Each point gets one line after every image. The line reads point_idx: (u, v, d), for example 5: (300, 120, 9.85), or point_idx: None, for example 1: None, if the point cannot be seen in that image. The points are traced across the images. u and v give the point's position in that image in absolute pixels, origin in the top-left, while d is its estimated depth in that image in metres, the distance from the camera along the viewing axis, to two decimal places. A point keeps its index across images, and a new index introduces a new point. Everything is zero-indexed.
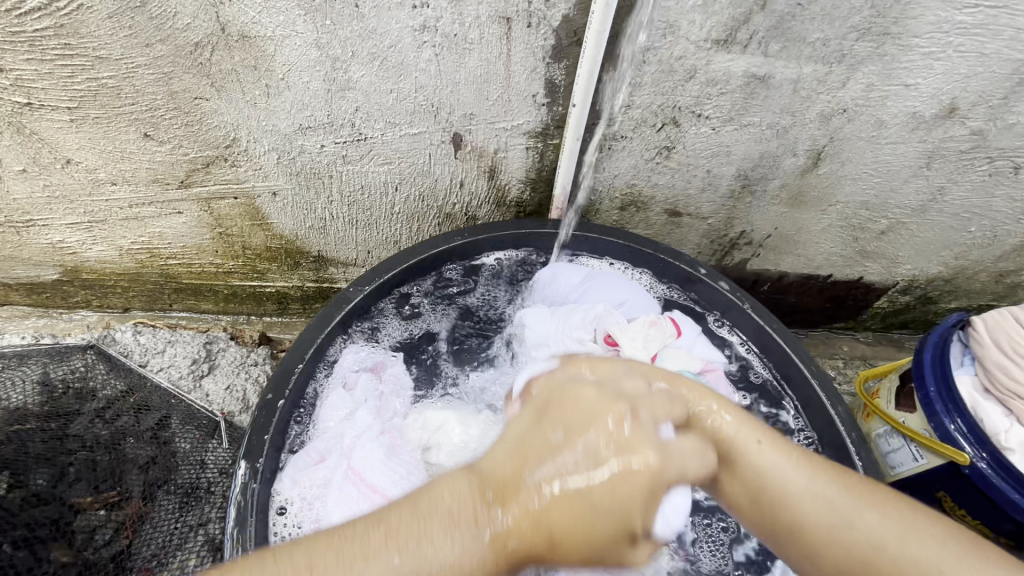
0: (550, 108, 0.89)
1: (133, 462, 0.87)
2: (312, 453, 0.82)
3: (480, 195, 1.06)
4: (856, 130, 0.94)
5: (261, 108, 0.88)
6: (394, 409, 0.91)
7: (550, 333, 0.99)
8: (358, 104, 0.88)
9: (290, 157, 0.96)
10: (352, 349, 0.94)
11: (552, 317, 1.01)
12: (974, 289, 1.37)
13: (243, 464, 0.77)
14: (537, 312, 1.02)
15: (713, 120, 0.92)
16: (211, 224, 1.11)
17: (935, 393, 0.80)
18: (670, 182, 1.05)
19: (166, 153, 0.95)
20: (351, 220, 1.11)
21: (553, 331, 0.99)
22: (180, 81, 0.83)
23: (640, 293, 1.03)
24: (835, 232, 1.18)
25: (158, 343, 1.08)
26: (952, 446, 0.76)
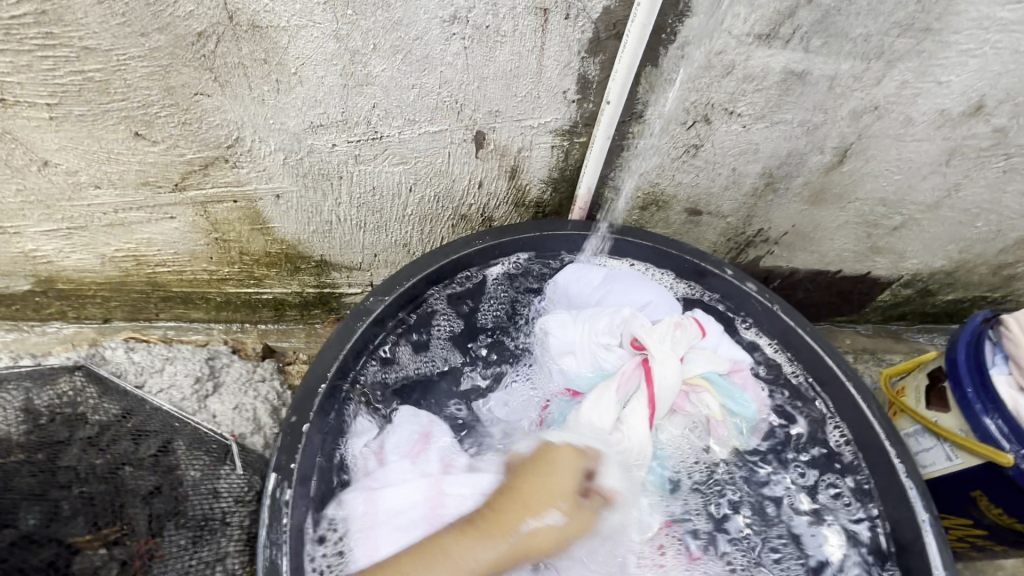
0: (580, 105, 0.84)
1: (134, 493, 0.80)
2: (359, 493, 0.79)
3: (499, 196, 1.00)
4: (884, 127, 0.93)
5: (269, 104, 0.80)
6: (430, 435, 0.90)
7: (576, 340, 0.97)
8: (376, 101, 0.81)
9: (298, 157, 0.89)
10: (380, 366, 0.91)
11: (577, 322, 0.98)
12: (973, 281, 1.40)
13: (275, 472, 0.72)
14: (560, 318, 0.99)
15: (744, 117, 0.89)
16: (206, 229, 1.03)
17: (973, 394, 0.80)
18: (694, 181, 1.02)
19: (158, 153, 0.86)
20: (360, 223, 1.04)
21: (580, 337, 0.97)
22: (179, 76, 0.75)
23: (665, 294, 1.02)
24: (850, 228, 1.18)
25: (155, 361, 0.99)
26: (993, 446, 0.77)
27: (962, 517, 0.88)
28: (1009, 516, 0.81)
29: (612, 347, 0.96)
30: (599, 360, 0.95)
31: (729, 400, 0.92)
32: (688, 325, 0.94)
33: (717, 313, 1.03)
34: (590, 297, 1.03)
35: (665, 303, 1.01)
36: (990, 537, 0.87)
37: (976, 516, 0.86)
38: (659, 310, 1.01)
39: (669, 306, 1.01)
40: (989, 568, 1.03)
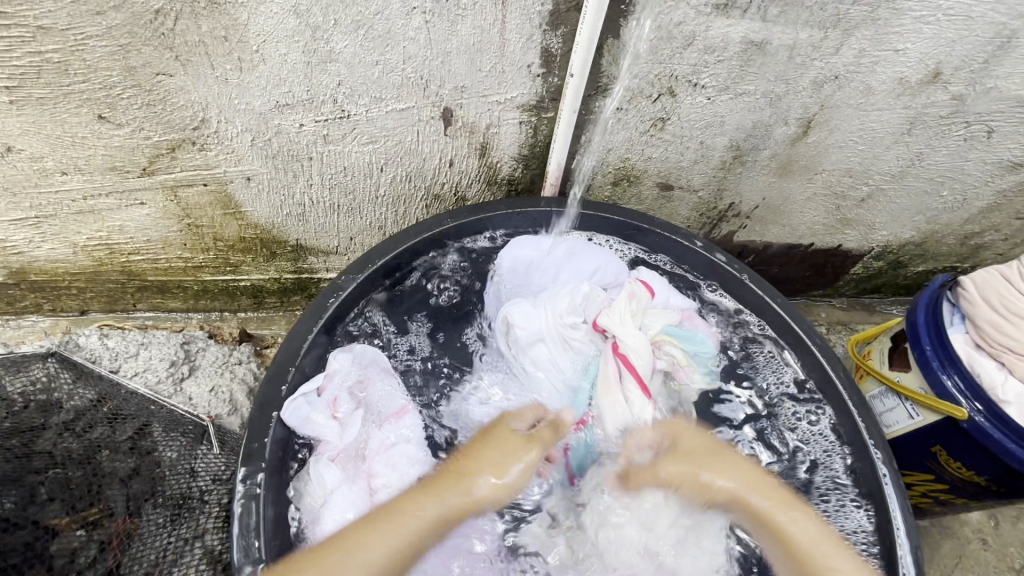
0: (545, 79, 0.85)
1: (112, 475, 0.80)
2: (327, 465, 0.79)
3: (471, 174, 1.01)
4: (846, 97, 0.95)
5: (233, 84, 0.80)
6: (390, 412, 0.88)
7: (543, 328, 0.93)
8: (340, 78, 0.81)
9: (266, 138, 0.89)
10: (341, 352, 0.88)
11: (539, 307, 0.95)
12: (942, 252, 1.43)
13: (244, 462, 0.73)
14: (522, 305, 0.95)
15: (709, 89, 0.91)
16: (178, 215, 1.03)
17: (931, 351, 0.82)
18: (663, 155, 1.03)
19: (124, 137, 0.86)
20: (332, 205, 1.04)
21: (548, 325, 0.93)
22: (139, 55, 0.74)
23: (611, 258, 1.02)
24: (819, 200, 1.20)
25: (130, 346, 0.98)
26: (949, 401, 0.79)
27: (926, 473, 0.91)
28: (966, 468, 0.83)
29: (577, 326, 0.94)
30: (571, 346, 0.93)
31: (689, 345, 0.94)
32: (638, 287, 0.95)
33: (683, 279, 1.04)
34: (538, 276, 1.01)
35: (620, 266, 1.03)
36: (954, 492, 0.90)
37: (938, 472, 0.89)
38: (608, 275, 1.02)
39: (615, 270, 1.02)
40: (955, 524, 1.07)
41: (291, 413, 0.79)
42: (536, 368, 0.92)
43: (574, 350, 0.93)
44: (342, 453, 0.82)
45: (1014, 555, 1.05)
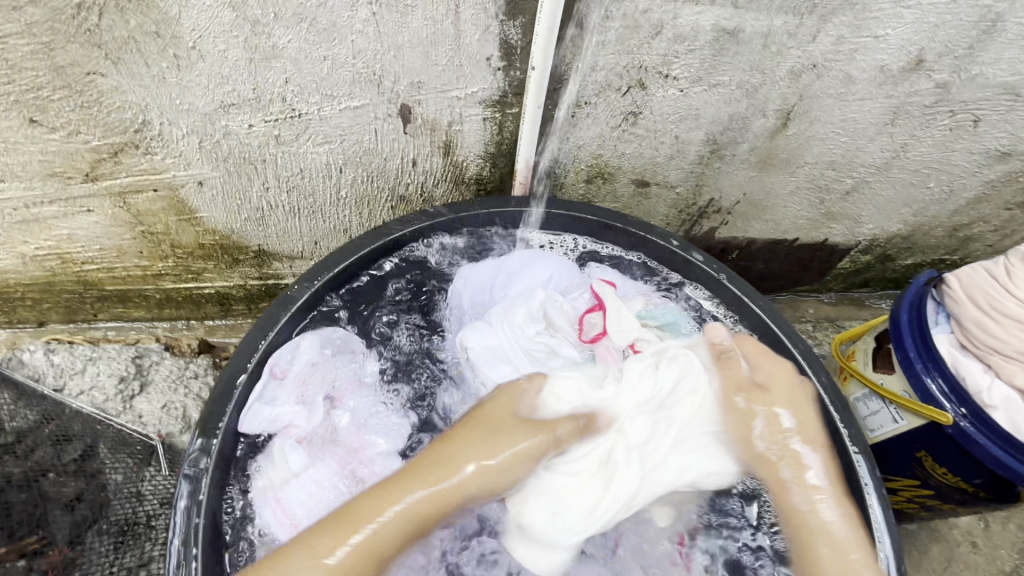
0: (506, 72, 0.80)
1: (55, 500, 0.78)
2: (293, 446, 0.78)
3: (436, 173, 0.96)
4: (825, 87, 0.91)
5: (171, 83, 0.75)
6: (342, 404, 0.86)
7: (502, 347, 0.88)
8: (287, 75, 0.77)
9: (214, 140, 0.84)
10: (284, 351, 0.82)
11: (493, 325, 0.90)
12: (931, 245, 1.39)
13: (185, 479, 0.71)
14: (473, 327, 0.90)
15: (681, 81, 0.86)
16: (129, 222, 0.98)
17: (914, 354, 0.78)
18: (637, 151, 0.99)
19: (61, 141, 0.81)
20: (293, 209, 1.00)
21: (504, 342, 0.88)
22: (66, 54, 0.70)
23: (562, 262, 0.98)
24: (802, 194, 1.16)
25: (76, 362, 0.93)
26: (933, 406, 0.76)
27: (911, 479, 0.88)
28: (952, 474, 0.80)
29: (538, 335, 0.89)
30: (537, 357, 0.87)
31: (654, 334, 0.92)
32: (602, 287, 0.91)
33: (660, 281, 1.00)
34: (492, 291, 0.97)
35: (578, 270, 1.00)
36: (940, 497, 0.87)
37: (923, 477, 0.85)
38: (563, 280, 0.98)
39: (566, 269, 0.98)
40: (944, 527, 1.03)
41: (248, 425, 0.77)
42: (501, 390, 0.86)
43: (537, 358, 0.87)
44: (310, 434, 0.81)
45: (1003, 558, 1.02)
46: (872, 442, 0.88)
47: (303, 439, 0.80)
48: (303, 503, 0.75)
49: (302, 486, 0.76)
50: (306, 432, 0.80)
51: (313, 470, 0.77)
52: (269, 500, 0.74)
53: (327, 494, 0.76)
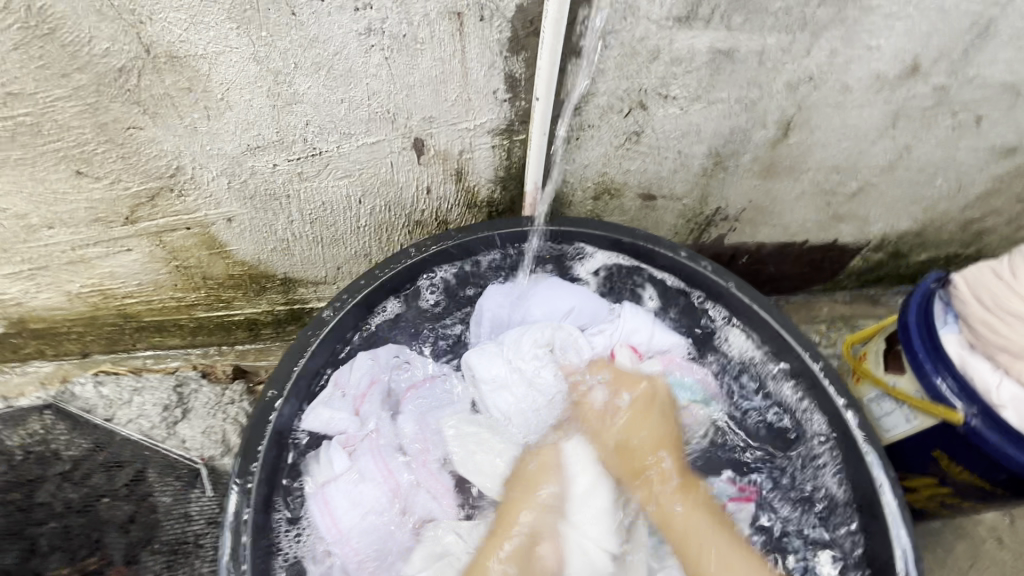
0: (512, 103, 0.84)
1: (111, 523, 0.86)
2: (338, 450, 0.88)
3: (450, 199, 1.01)
4: (822, 97, 0.93)
5: (203, 132, 0.81)
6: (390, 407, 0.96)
7: (505, 374, 0.96)
8: (308, 118, 0.82)
9: (241, 180, 0.90)
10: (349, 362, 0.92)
11: (501, 354, 0.98)
12: (943, 240, 1.39)
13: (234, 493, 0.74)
14: (480, 353, 0.98)
15: (680, 100, 0.90)
16: (165, 258, 1.04)
17: (924, 356, 0.80)
18: (642, 167, 1.02)
19: (104, 189, 0.87)
20: (316, 238, 1.05)
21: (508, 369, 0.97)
22: (108, 112, 0.76)
23: (585, 297, 1.06)
24: (808, 198, 1.18)
25: (123, 393, 0.99)
26: (945, 406, 0.77)
27: (928, 477, 0.89)
28: (968, 472, 0.82)
29: (542, 369, 0.97)
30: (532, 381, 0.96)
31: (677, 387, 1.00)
32: (622, 352, 1.01)
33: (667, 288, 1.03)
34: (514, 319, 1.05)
35: (607, 308, 1.08)
36: (959, 495, 0.88)
37: (941, 475, 0.86)
38: (583, 313, 1.06)
39: (593, 307, 1.06)
40: (969, 524, 1.04)
41: (310, 419, 0.86)
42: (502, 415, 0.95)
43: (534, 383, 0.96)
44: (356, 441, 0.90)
45: None
46: (887, 443, 0.90)
47: (348, 444, 0.89)
48: (348, 508, 0.84)
49: (350, 486, 0.85)
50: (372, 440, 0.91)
51: (359, 471, 0.87)
52: (320, 499, 0.84)
53: (373, 502, 0.85)
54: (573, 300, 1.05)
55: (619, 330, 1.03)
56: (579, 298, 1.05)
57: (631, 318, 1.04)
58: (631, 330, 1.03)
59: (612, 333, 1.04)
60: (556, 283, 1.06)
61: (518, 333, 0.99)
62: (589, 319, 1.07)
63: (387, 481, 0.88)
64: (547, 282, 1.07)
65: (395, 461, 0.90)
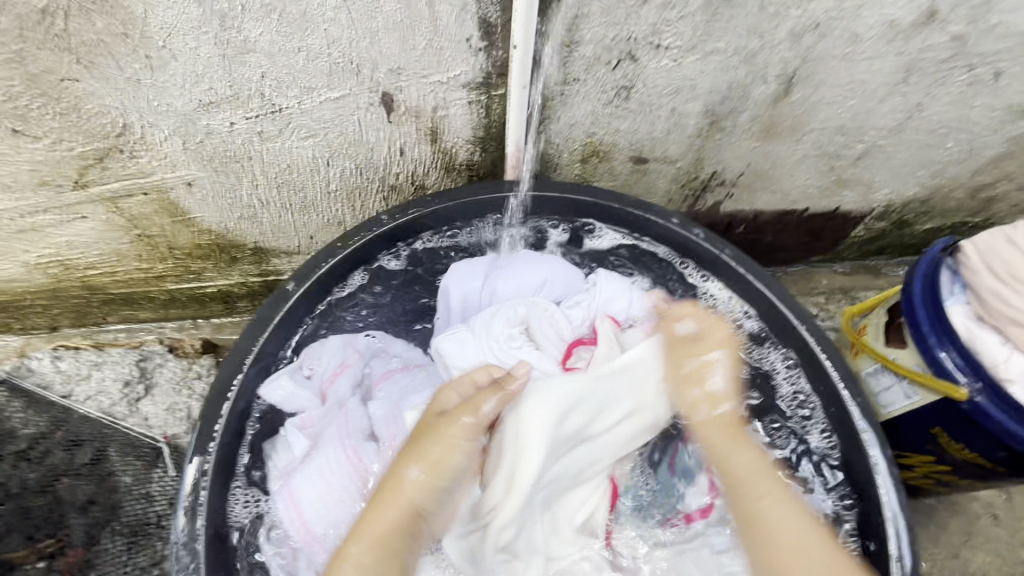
0: (488, 53, 0.77)
1: (71, 503, 0.85)
2: (296, 433, 0.84)
3: (426, 161, 0.94)
4: (829, 47, 0.85)
5: (147, 85, 0.74)
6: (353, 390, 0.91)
7: (475, 358, 0.88)
8: (263, 70, 0.75)
9: (197, 140, 0.83)
10: (315, 346, 0.90)
11: (471, 335, 0.89)
12: (951, 207, 1.32)
13: (190, 472, 0.73)
14: (451, 337, 0.89)
15: (674, 51, 0.82)
16: (125, 226, 0.98)
17: (927, 328, 0.75)
18: (632, 127, 0.95)
19: (46, 150, 0.81)
20: (284, 204, 0.98)
21: (481, 351, 0.88)
22: (38, 61, 0.69)
23: (557, 266, 0.98)
24: (810, 162, 1.11)
25: (81, 368, 0.97)
26: (949, 382, 0.73)
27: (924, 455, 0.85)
28: (968, 451, 0.78)
29: (517, 348, 0.89)
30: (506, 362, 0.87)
31: None
32: (604, 325, 0.90)
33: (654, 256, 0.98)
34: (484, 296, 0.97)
35: (581, 278, 1.00)
36: (956, 472, 0.84)
37: (939, 453, 0.82)
38: (557, 286, 0.98)
39: (568, 278, 0.98)
40: (965, 501, 1.00)
41: (270, 392, 0.83)
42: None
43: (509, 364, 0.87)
44: (319, 422, 0.86)
45: None
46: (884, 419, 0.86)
47: (305, 426, 0.86)
48: (313, 498, 0.80)
49: (311, 478, 0.80)
50: (341, 423, 0.86)
51: (317, 460, 0.82)
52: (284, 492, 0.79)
53: (338, 491, 0.81)
54: (545, 270, 0.97)
55: (597, 300, 0.95)
56: (551, 269, 0.96)
57: (608, 285, 0.97)
58: (609, 298, 0.95)
59: (591, 303, 0.95)
60: (528, 254, 0.99)
61: (487, 313, 0.91)
62: (564, 291, 0.98)
63: (355, 469, 0.83)
64: (517, 255, 0.99)
65: (364, 448, 0.85)
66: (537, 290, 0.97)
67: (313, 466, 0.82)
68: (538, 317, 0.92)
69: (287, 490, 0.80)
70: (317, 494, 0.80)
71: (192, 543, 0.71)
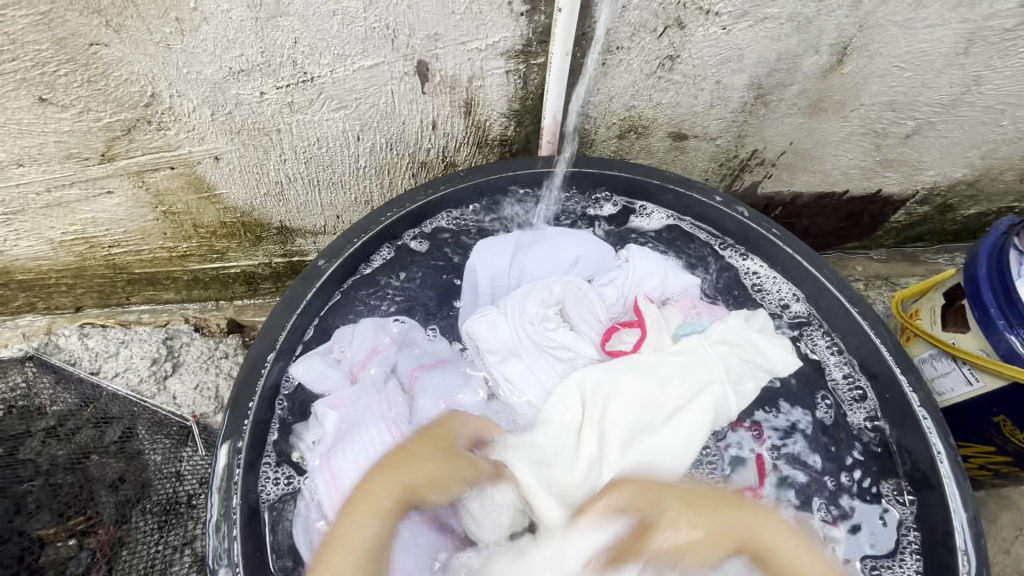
0: (531, 17, 0.73)
1: (101, 481, 0.85)
2: (327, 411, 0.77)
3: (459, 136, 0.90)
4: (889, 14, 0.80)
5: (177, 51, 0.72)
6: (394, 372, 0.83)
7: (510, 341, 0.82)
8: (296, 35, 0.72)
9: (226, 112, 0.81)
10: (347, 329, 0.85)
11: (503, 317, 0.83)
12: (998, 191, 1.26)
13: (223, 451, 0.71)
14: (481, 319, 0.83)
15: (724, 17, 0.77)
16: (150, 203, 0.96)
17: (995, 311, 0.71)
18: (674, 100, 0.91)
19: (73, 120, 0.78)
20: (312, 181, 0.96)
21: (516, 334, 0.82)
22: (67, 23, 0.66)
23: (588, 241, 0.92)
24: (856, 140, 1.06)
25: (109, 346, 0.98)
26: (1019, 366, 0.69)
27: (983, 444, 0.81)
28: None
29: (554, 329, 0.83)
30: (545, 345, 0.82)
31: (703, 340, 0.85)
32: (643, 304, 0.85)
33: (693, 236, 0.94)
34: (511, 277, 0.91)
35: (612, 255, 0.94)
36: (1018, 464, 0.80)
37: (1000, 443, 0.78)
38: (590, 263, 0.92)
39: (599, 255, 0.92)
40: (1016, 495, 0.96)
41: (301, 369, 0.80)
42: (507, 385, 0.80)
43: (549, 347, 0.82)
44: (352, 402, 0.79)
45: None
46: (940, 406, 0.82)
47: (337, 405, 0.78)
48: (352, 485, 0.72)
49: (352, 458, 0.73)
50: (376, 403, 0.78)
51: (355, 436, 0.75)
52: (324, 477, 0.73)
53: None
54: (574, 246, 0.91)
55: (630, 277, 0.89)
56: (581, 246, 0.90)
57: (641, 262, 0.91)
58: (642, 276, 0.90)
59: (623, 283, 0.90)
60: (555, 231, 0.94)
61: (519, 295, 0.85)
62: (596, 268, 0.92)
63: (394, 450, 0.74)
64: (545, 233, 0.94)
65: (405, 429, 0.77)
66: (569, 268, 0.91)
67: (350, 451, 0.74)
68: (574, 297, 0.87)
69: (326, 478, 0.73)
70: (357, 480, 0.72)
71: (227, 521, 0.69)
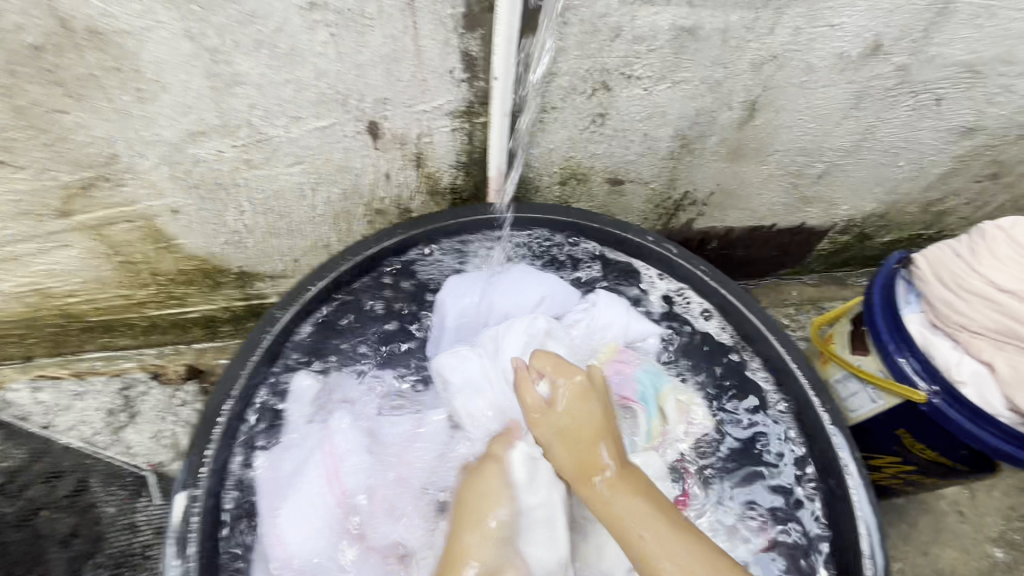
0: (471, 84, 0.81)
1: (51, 537, 0.91)
2: (281, 455, 0.85)
3: (411, 186, 0.96)
4: (787, 77, 0.92)
5: (136, 116, 0.76)
6: (366, 409, 0.94)
7: (477, 373, 0.92)
8: (252, 101, 0.77)
9: (184, 168, 0.84)
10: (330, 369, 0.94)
11: (474, 353, 0.94)
12: (906, 221, 1.40)
13: (181, 498, 0.74)
14: (453, 354, 0.93)
15: (644, 80, 0.87)
16: (107, 254, 0.98)
17: (886, 335, 0.80)
18: (608, 151, 1.00)
19: (30, 180, 0.81)
20: (270, 229, 0.99)
21: (483, 368, 0.93)
22: (26, 94, 0.70)
23: (559, 284, 1.02)
24: (776, 181, 1.17)
25: (62, 399, 1.03)
26: (908, 386, 0.78)
27: (890, 455, 0.90)
28: (931, 449, 0.83)
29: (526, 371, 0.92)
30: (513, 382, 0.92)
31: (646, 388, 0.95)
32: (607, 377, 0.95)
33: (632, 272, 1.02)
34: (485, 312, 1.01)
35: (577, 296, 1.03)
36: (920, 471, 0.89)
37: (905, 453, 0.87)
38: (555, 302, 1.02)
39: (564, 295, 1.02)
40: (931, 499, 1.06)
41: (297, 384, 0.89)
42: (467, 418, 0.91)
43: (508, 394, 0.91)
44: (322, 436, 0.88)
45: (990, 525, 1.05)
46: (854, 422, 0.90)
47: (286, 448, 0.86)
48: (298, 535, 0.79)
49: (295, 508, 0.81)
50: (330, 455, 0.86)
51: (302, 494, 0.82)
52: (268, 522, 0.80)
53: (320, 517, 0.81)
54: (544, 290, 1.01)
55: (594, 318, 0.99)
56: (550, 286, 1.01)
57: (606, 308, 1.00)
58: (604, 322, 0.99)
59: (588, 327, 1.00)
60: (527, 267, 1.03)
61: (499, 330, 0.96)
62: (561, 308, 1.02)
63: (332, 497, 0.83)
64: (523, 272, 1.02)
65: (348, 471, 0.85)
66: (533, 306, 1.01)
67: (299, 499, 0.82)
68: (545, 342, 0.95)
69: (272, 506, 0.81)
70: (303, 522, 0.80)
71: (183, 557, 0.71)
